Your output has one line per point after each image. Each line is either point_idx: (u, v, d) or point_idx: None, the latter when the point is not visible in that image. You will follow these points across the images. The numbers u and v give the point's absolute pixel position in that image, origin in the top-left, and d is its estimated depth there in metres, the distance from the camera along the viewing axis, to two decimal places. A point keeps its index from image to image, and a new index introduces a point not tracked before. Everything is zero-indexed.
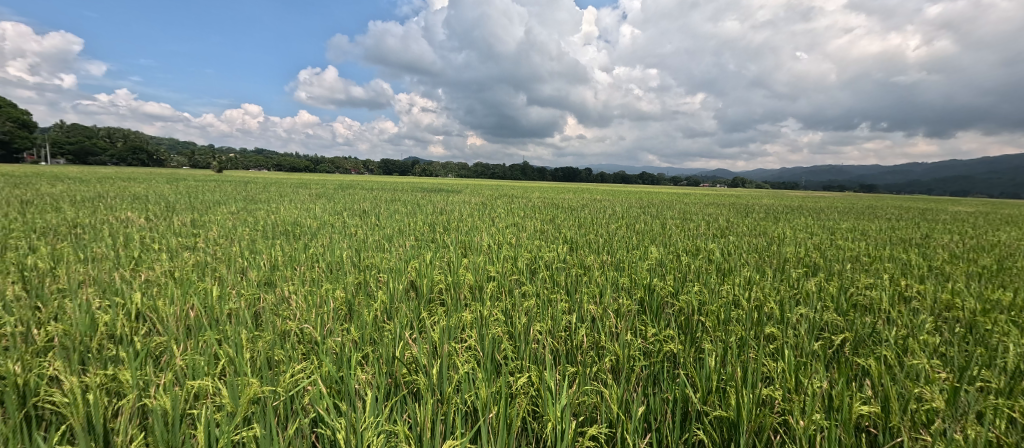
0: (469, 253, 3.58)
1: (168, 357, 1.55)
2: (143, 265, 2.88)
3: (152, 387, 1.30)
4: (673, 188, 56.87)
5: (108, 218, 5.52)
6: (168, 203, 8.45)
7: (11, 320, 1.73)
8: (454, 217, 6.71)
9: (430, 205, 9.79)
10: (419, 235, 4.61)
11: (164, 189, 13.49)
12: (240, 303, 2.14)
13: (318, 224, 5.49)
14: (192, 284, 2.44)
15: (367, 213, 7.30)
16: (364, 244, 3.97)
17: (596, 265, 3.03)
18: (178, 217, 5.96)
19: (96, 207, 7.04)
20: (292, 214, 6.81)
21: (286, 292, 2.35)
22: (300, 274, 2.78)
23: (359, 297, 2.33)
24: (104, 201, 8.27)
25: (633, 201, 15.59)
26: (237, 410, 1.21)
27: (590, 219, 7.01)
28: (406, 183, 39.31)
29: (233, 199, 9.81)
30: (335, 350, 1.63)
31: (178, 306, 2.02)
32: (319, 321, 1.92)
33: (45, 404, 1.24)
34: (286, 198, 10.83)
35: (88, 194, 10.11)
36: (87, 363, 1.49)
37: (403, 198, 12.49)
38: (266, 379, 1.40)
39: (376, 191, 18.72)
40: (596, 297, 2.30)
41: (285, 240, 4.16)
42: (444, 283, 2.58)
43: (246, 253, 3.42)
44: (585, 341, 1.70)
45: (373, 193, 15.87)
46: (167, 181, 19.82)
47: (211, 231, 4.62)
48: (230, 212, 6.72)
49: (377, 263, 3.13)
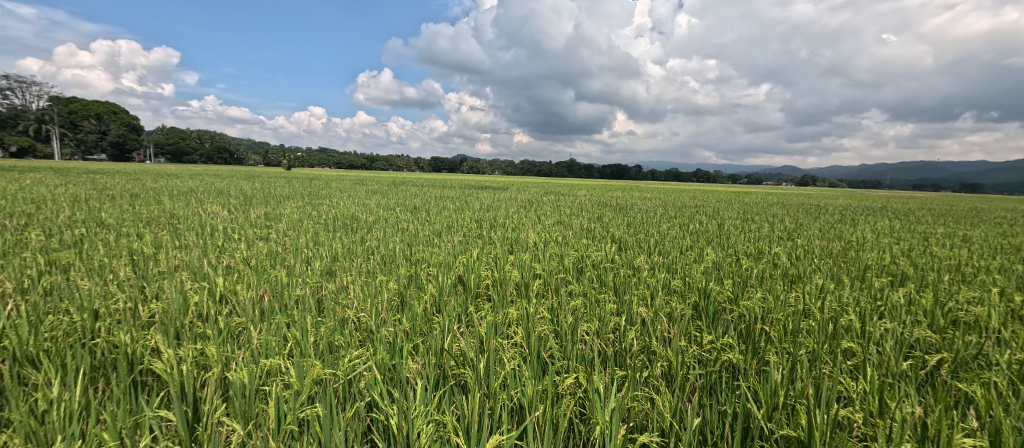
0: (516, 250, 3.59)
1: (245, 336, 1.72)
2: (225, 253, 3.21)
3: (232, 363, 1.45)
4: (733, 186, 53.26)
5: (198, 210, 6.23)
6: (246, 197, 9.37)
7: (124, 297, 2.01)
8: (501, 214, 6.79)
9: (478, 201, 9.96)
10: (467, 231, 4.71)
11: (242, 184, 14.98)
12: (305, 290, 2.31)
13: (374, 219, 5.79)
14: (265, 272, 2.68)
15: (418, 209, 7.58)
16: (415, 239, 4.13)
17: (646, 266, 2.92)
18: (254, 210, 6.58)
19: (188, 200, 7.97)
20: (350, 209, 7.25)
21: (346, 282, 2.51)
22: (357, 265, 2.95)
23: (410, 289, 2.43)
24: (195, 194, 9.37)
25: (688, 200, 14.81)
26: (302, 389, 1.31)
27: (641, 218, 6.75)
28: (456, 180, 40.33)
29: (300, 195, 10.65)
30: (389, 339, 1.72)
31: (254, 291, 2.23)
32: (374, 311, 2.03)
33: (148, 372, 1.42)
34: (345, 194, 11.55)
35: (181, 188, 11.49)
36: (182, 338, 1.70)
37: (451, 195, 12.81)
38: (328, 362, 1.51)
39: (426, 187, 19.35)
40: (647, 299, 2.21)
41: (344, 233, 4.44)
42: (490, 278, 2.62)
43: (310, 244, 3.69)
44: (635, 344, 1.65)
45: (424, 189, 16.43)
46: (244, 178, 21.94)
47: (281, 223, 5.05)
48: (297, 206, 7.31)
49: (427, 257, 3.23)
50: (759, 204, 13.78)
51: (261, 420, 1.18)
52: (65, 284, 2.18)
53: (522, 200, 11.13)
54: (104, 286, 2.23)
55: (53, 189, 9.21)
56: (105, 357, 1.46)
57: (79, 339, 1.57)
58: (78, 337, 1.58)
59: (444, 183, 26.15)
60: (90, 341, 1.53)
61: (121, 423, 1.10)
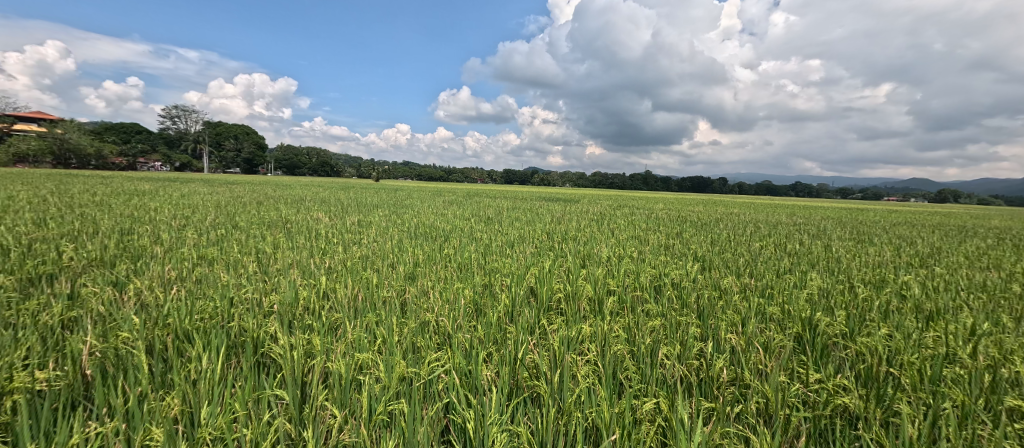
0: (588, 264, 3.50)
1: (342, 330, 1.92)
2: (327, 255, 3.63)
3: (331, 354, 1.61)
4: (844, 202, 46.34)
5: (306, 216, 7.14)
6: (344, 206, 10.53)
7: (252, 288, 2.38)
8: (573, 227, 6.70)
9: (550, 214, 9.96)
10: (539, 243, 4.73)
11: (340, 193, 16.90)
12: (391, 292, 2.51)
13: (451, 228, 6.09)
14: (358, 273, 2.97)
15: (491, 220, 7.83)
16: (488, 249, 4.24)
17: (735, 289, 2.65)
18: (350, 217, 7.36)
19: (299, 207, 9.18)
20: (430, 218, 7.74)
21: (426, 287, 2.67)
22: (436, 272, 3.12)
23: (484, 298, 2.50)
24: (304, 203, 10.76)
25: (786, 217, 13.21)
26: (389, 385, 1.41)
27: (729, 235, 6.18)
28: (529, 192, 40.79)
29: (388, 204, 11.66)
30: (465, 344, 1.77)
31: (348, 290, 2.47)
32: (451, 316, 2.12)
33: (267, 355, 1.66)
34: (425, 204, 12.32)
35: (292, 197, 13.29)
36: (293, 327, 1.95)
37: (523, 206, 12.96)
38: (412, 362, 1.61)
39: (499, 198, 19.93)
40: (737, 325, 2.01)
41: (424, 240, 4.74)
42: (563, 292, 2.59)
43: (395, 250, 4.01)
44: (724, 374, 1.50)
45: (498, 201, 16.85)
46: (342, 189, 24.69)
47: (371, 230, 5.55)
48: (385, 215, 8.00)
49: (499, 267, 3.30)
50: (879, 223, 11.78)
51: (354, 408, 1.29)
52: (209, 275, 2.63)
53: (595, 213, 10.87)
54: (237, 279, 2.65)
55: (201, 197, 11.20)
56: (238, 339, 1.73)
57: (219, 321, 1.89)
58: (218, 320, 1.89)
59: (518, 195, 26.57)
60: (227, 325, 1.83)
61: (247, 396, 1.29)
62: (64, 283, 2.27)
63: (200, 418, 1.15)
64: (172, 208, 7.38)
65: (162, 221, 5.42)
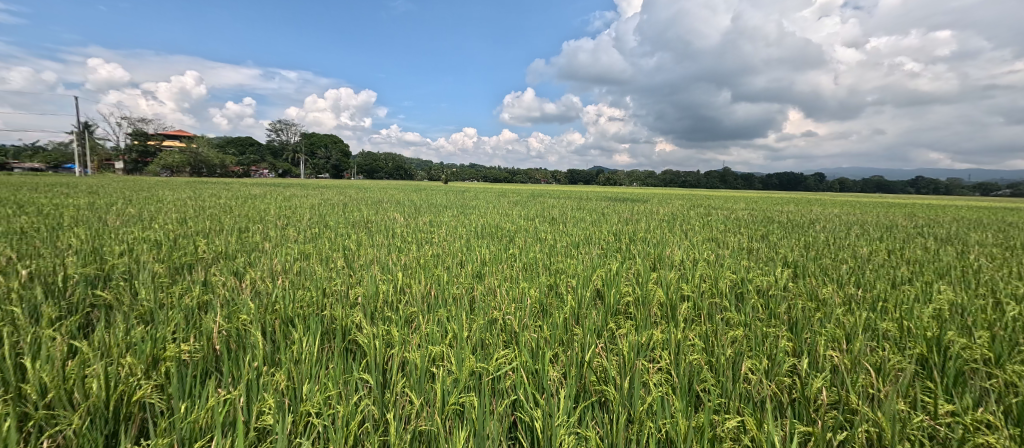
0: (659, 267, 3.32)
1: (417, 323, 2.05)
2: (403, 253, 3.90)
3: (408, 345, 1.73)
4: (983, 200, 38.54)
5: (385, 217, 7.73)
6: (417, 207, 11.20)
7: (340, 282, 2.65)
8: (642, 228, 6.42)
9: (618, 214, 9.65)
10: (606, 244, 4.60)
11: (411, 195, 18.04)
12: (460, 290, 2.62)
13: (516, 228, 6.17)
14: (430, 271, 3.15)
15: (556, 220, 7.81)
16: (553, 250, 4.23)
17: (836, 300, 2.34)
18: (423, 217, 7.82)
19: (378, 208, 10.00)
20: (497, 218, 7.93)
21: (493, 285, 2.75)
22: (502, 271, 3.19)
23: (550, 299, 2.50)
24: (383, 204, 11.68)
25: (903, 218, 11.32)
26: (460, 378, 1.48)
27: (828, 238, 5.46)
28: (596, 192, 39.78)
29: (457, 205, 12.17)
30: (532, 343, 1.79)
31: (422, 286, 2.63)
32: (518, 314, 2.15)
33: (353, 342, 1.83)
34: (492, 205, 12.64)
35: (372, 199, 14.54)
36: (375, 317, 2.13)
37: (589, 207, 12.68)
38: (481, 358, 1.66)
39: (563, 199, 19.81)
40: (838, 340, 1.77)
41: (491, 240, 4.88)
42: (632, 295, 2.49)
43: (464, 249, 4.18)
44: (821, 394, 1.34)
45: (564, 201, 16.69)
46: (416, 191, 26.35)
47: (441, 230, 5.83)
48: (454, 216, 8.38)
49: (565, 268, 3.28)
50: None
51: (429, 398, 1.37)
52: (306, 268, 2.98)
53: (667, 213, 10.28)
54: (329, 272, 2.96)
55: (298, 199, 12.74)
56: (330, 326, 1.93)
57: (315, 309, 2.13)
58: (314, 308, 2.13)
59: (584, 195, 26.08)
60: (321, 313, 2.06)
61: (338, 378, 1.43)
62: (199, 272, 2.72)
63: (302, 394, 1.30)
64: (277, 209, 8.46)
65: (270, 220, 6.24)
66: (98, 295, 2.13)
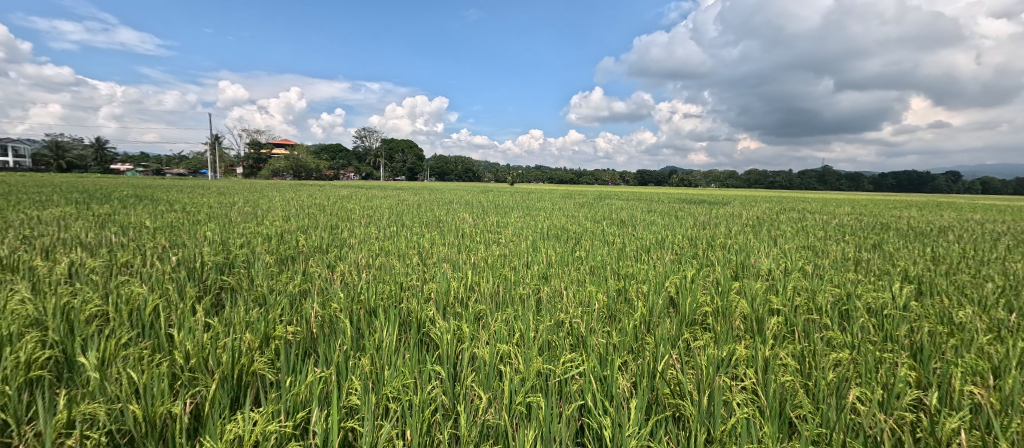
0: (743, 277, 3.04)
1: (485, 321, 2.11)
2: (471, 252, 4.04)
3: (477, 342, 1.78)
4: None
5: (455, 217, 8.08)
6: (485, 207, 11.52)
7: (415, 277, 2.82)
8: (722, 233, 5.93)
9: (694, 217, 9.01)
10: (680, 249, 4.32)
11: (480, 196, 18.65)
12: (527, 290, 2.64)
13: (582, 231, 6.05)
14: (497, 270, 3.22)
15: (625, 223, 7.53)
16: (622, 253, 4.07)
17: (976, 325, 1.94)
18: (491, 218, 8.03)
19: (449, 209, 10.47)
20: (562, 220, 7.86)
21: (559, 287, 2.73)
22: (569, 273, 3.16)
23: (618, 304, 2.41)
24: (453, 205, 12.20)
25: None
26: (527, 378, 1.49)
27: (964, 250, 4.55)
28: (669, 193, 37.54)
29: (523, 206, 12.29)
30: (600, 348, 1.74)
31: (490, 285, 2.70)
32: (586, 318, 2.11)
33: (427, 335, 1.93)
34: (558, 206, 12.55)
35: (443, 200, 15.30)
36: (446, 313, 2.23)
37: (661, 209, 12.01)
38: (548, 359, 1.66)
39: (633, 200, 19.03)
40: (979, 373, 1.47)
41: (557, 242, 4.86)
42: (710, 305, 2.31)
43: (530, 250, 4.20)
44: (957, 437, 1.12)
45: (633, 203, 15.98)
46: (483, 192, 27.18)
47: (507, 231, 5.92)
48: (520, 217, 8.48)
49: (635, 273, 3.14)
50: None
51: (498, 394, 1.40)
52: (386, 264, 3.22)
53: (752, 217, 9.34)
54: (405, 268, 3.17)
55: (378, 200, 13.86)
56: (407, 319, 2.07)
57: (393, 301, 2.29)
58: (392, 300, 2.30)
59: (656, 197, 24.76)
60: (399, 306, 2.21)
61: (414, 367, 1.53)
62: (299, 263, 3.08)
63: (383, 378, 1.42)
64: (362, 209, 9.27)
65: (355, 219, 6.87)
66: (224, 279, 2.52)
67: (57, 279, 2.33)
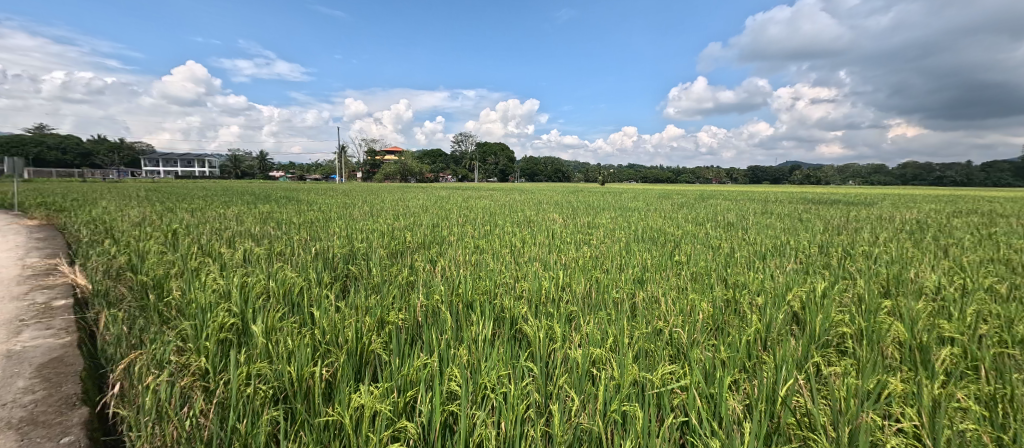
0: (895, 294, 2.49)
1: (577, 323, 2.08)
2: (563, 253, 4.02)
3: (570, 343, 1.77)
4: None
5: (547, 217, 8.14)
6: (576, 208, 11.38)
7: (508, 275, 2.92)
8: (864, 239, 4.94)
9: (824, 220, 7.68)
10: (806, 258, 3.72)
11: (571, 197, 18.57)
12: (621, 294, 2.54)
13: (683, 233, 5.58)
14: (589, 272, 3.16)
15: (734, 225, 6.76)
16: (730, 259, 3.66)
17: None
18: (582, 219, 7.92)
19: (541, 209, 10.59)
20: (660, 221, 7.38)
21: (657, 293, 2.56)
22: (668, 279, 2.94)
23: (726, 315, 2.17)
24: (544, 205, 12.32)
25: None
26: (623, 384, 1.43)
27: None
28: (791, 192, 32.53)
29: (617, 207, 11.84)
30: (704, 362, 1.59)
31: (581, 287, 2.65)
32: (687, 328, 1.94)
33: (520, 332, 1.97)
34: (654, 207, 11.79)
35: (534, 200, 15.58)
36: (539, 312, 2.25)
37: (781, 211, 10.46)
38: (646, 368, 1.57)
39: (743, 201, 17.01)
40: None
41: (653, 245, 4.57)
42: (847, 325, 1.95)
43: (624, 252, 4.03)
44: None
45: (745, 204, 14.24)
46: (574, 193, 26.99)
47: (599, 232, 5.75)
48: (613, 217, 8.19)
49: (747, 282, 2.80)
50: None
51: (591, 398, 1.37)
52: (481, 261, 3.39)
53: (908, 221, 7.61)
54: (499, 265, 3.29)
55: (474, 200, 14.66)
56: (501, 315, 2.14)
57: (488, 297, 2.39)
58: (487, 296, 2.41)
59: (773, 197, 21.70)
60: (493, 301, 2.30)
61: (508, 362, 1.57)
62: (407, 258, 3.41)
63: (480, 369, 1.49)
64: (460, 209, 9.90)
65: (454, 218, 7.37)
66: (349, 269, 2.91)
67: (236, 263, 2.95)
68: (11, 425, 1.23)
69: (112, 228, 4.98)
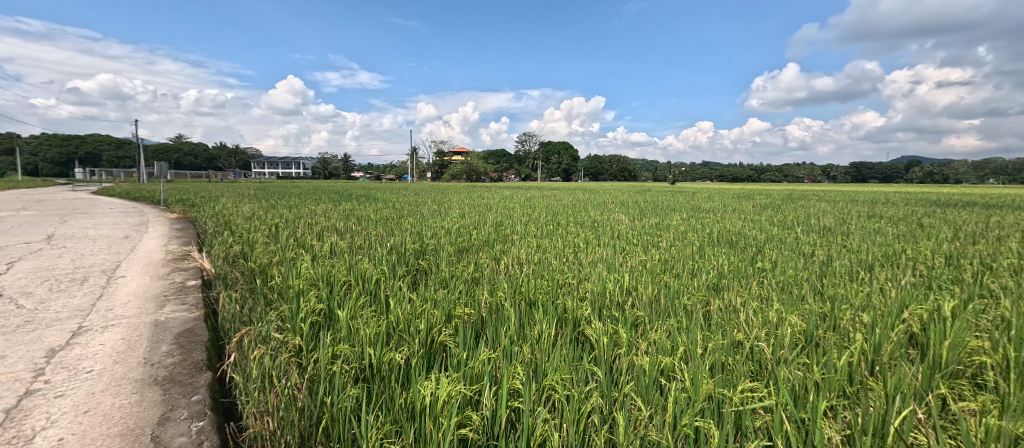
0: None
1: (645, 329, 1.99)
2: (629, 254, 3.88)
3: (636, 349, 1.70)
4: None
5: (613, 218, 7.90)
6: (644, 208, 10.89)
7: (572, 276, 2.88)
8: (1011, 250, 4.07)
9: (952, 226, 6.48)
10: (927, 270, 3.17)
11: (638, 197, 17.91)
12: (694, 301, 2.38)
13: (767, 238, 5.06)
14: (657, 275, 3.01)
15: (831, 230, 5.99)
16: (826, 268, 3.25)
17: None
18: (651, 219, 7.56)
19: (606, 209, 10.29)
20: (739, 224, 6.78)
21: (735, 302, 2.36)
22: (749, 287, 2.70)
23: (820, 332, 1.93)
24: (610, 205, 11.94)
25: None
26: (696, 398, 1.34)
27: None
28: (906, 191, 28.01)
29: (689, 207, 11.11)
30: (794, 382, 1.43)
31: (650, 291, 2.53)
32: (771, 343, 1.77)
33: (584, 335, 1.94)
34: (733, 209, 10.86)
35: (599, 200, 15.20)
36: (604, 315, 2.19)
37: (894, 214, 9.01)
38: (722, 382, 1.45)
39: (843, 202, 14.99)
40: None
41: (731, 249, 4.22)
42: (984, 353, 1.62)
43: (697, 257, 3.78)
44: None
45: (846, 206, 12.49)
46: (642, 192, 25.91)
47: (670, 234, 5.43)
48: (685, 219, 7.70)
49: (847, 295, 2.46)
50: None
51: (660, 410, 1.30)
52: (544, 260, 3.39)
53: None
54: (562, 265, 3.27)
55: (537, 200, 14.71)
56: (565, 316, 2.13)
57: (551, 296, 2.39)
58: (550, 295, 2.40)
59: (880, 197, 18.92)
60: (556, 302, 2.28)
61: (572, 365, 1.55)
62: (472, 255, 3.52)
63: (543, 370, 1.49)
64: (524, 208, 9.99)
65: (518, 217, 7.46)
66: (420, 264, 3.08)
67: (324, 255, 3.28)
68: (158, 381, 1.51)
69: (229, 221, 5.82)
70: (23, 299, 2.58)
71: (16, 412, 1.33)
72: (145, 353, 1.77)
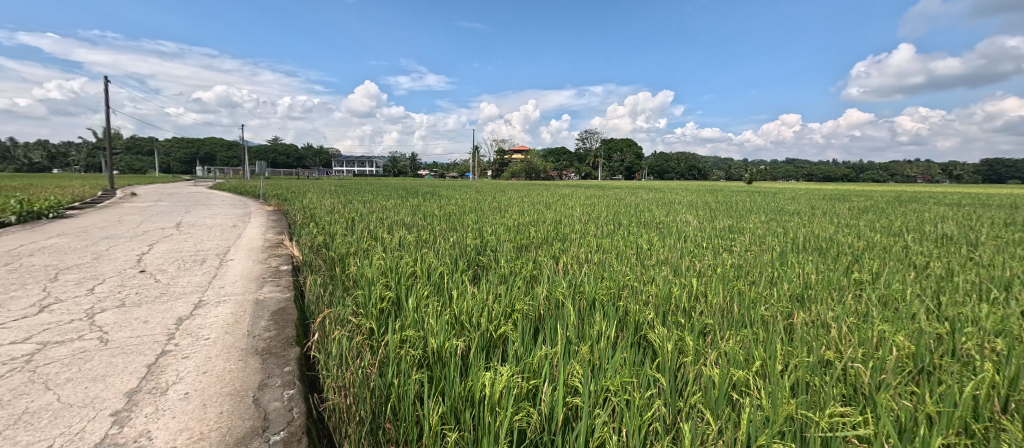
0: None
1: (714, 337, 1.88)
2: (698, 258, 3.66)
3: (704, 359, 1.61)
4: None
5: (680, 219, 7.50)
6: (716, 209, 10.18)
7: (635, 278, 2.80)
8: None
9: None
10: None
11: (709, 197, 16.81)
12: (772, 312, 2.19)
13: (866, 246, 4.46)
14: (729, 282, 2.81)
15: (950, 238, 5.13)
16: (943, 284, 2.79)
17: None
18: (723, 221, 7.05)
19: (673, 210, 9.78)
20: (830, 229, 6.07)
21: (822, 316, 2.13)
22: (839, 300, 2.42)
23: (931, 356, 1.68)
24: (677, 205, 11.33)
25: None
26: (773, 417, 1.24)
27: None
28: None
29: (769, 209, 10.16)
30: (897, 412, 1.26)
31: (720, 299, 2.37)
32: (868, 365, 1.57)
33: (646, 340, 1.88)
34: (823, 212, 9.73)
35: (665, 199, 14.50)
36: (668, 321, 2.10)
37: None
38: (805, 403, 1.32)
39: (968, 206, 12.75)
40: None
41: (819, 257, 3.80)
42: None
43: (776, 263, 3.46)
44: None
45: (973, 211, 10.54)
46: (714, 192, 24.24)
47: (745, 238, 5.00)
48: (763, 222, 7.07)
49: (969, 317, 2.10)
50: None
51: (731, 426, 1.22)
52: (605, 260, 3.32)
53: None
54: (624, 266, 3.18)
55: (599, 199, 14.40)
56: (626, 319, 2.07)
57: (612, 298, 2.34)
58: (611, 296, 2.35)
59: (1019, 201, 15.84)
60: (618, 303, 2.23)
61: (633, 369, 1.51)
62: (531, 252, 3.55)
63: (603, 372, 1.47)
64: (585, 207, 9.83)
65: (579, 216, 7.37)
66: (483, 260, 3.18)
67: (395, 248, 3.52)
68: (258, 352, 1.73)
69: (314, 214, 6.46)
70: (159, 275, 3.12)
71: (155, 367, 1.62)
72: (248, 326, 2.05)
